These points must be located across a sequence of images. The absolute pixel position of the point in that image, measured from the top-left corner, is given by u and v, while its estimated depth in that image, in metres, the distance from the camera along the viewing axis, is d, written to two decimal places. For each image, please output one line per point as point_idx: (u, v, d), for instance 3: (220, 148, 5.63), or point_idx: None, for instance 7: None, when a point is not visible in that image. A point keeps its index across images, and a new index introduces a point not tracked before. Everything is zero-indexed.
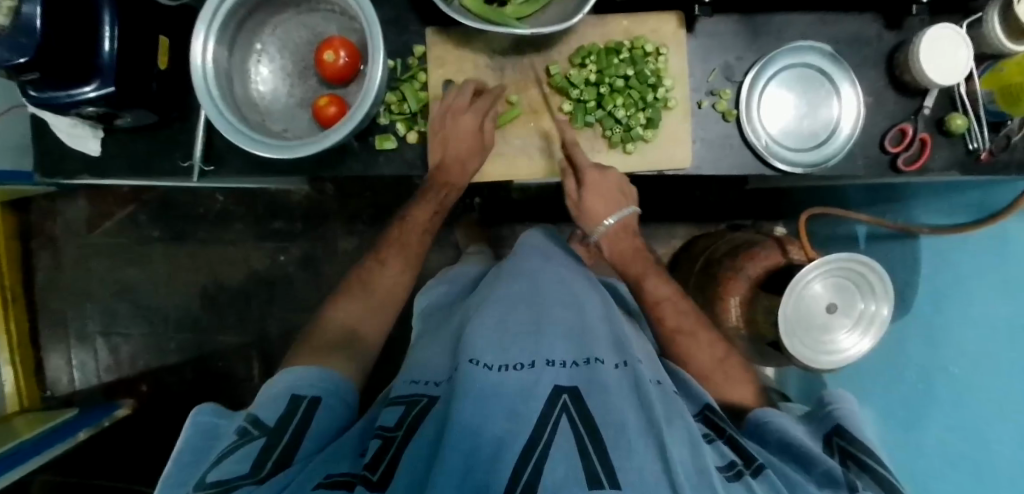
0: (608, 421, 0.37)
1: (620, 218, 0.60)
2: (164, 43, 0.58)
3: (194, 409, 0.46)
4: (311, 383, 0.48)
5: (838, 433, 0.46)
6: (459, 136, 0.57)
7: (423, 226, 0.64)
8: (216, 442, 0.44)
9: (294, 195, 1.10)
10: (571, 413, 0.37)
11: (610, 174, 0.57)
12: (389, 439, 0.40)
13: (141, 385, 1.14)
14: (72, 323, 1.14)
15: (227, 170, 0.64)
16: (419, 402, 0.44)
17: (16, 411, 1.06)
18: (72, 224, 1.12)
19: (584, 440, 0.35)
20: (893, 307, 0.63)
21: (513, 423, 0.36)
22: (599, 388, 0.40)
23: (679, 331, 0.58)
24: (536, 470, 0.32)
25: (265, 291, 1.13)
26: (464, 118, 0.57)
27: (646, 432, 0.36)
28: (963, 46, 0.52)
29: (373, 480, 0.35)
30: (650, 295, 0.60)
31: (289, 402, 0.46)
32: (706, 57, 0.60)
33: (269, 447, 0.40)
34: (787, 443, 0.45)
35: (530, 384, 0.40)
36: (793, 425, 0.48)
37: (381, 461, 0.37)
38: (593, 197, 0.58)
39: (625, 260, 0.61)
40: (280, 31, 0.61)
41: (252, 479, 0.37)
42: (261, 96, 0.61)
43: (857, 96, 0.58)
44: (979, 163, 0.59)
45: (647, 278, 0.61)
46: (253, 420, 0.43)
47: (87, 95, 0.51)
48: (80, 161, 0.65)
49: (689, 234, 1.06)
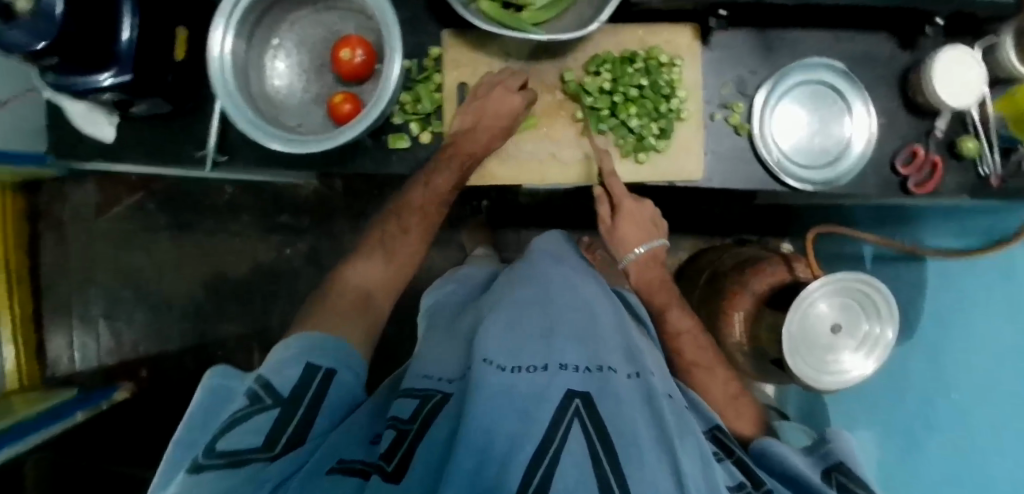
0: (622, 432, 0.36)
1: (650, 248, 0.63)
2: (181, 35, 0.58)
3: (206, 371, 0.46)
4: (323, 357, 0.48)
5: (838, 468, 0.46)
6: (497, 104, 0.56)
7: (432, 226, 0.64)
8: (226, 404, 0.43)
9: (303, 189, 1.10)
10: (583, 419, 0.36)
11: (646, 205, 0.62)
12: (404, 430, 0.39)
13: (142, 372, 1.14)
14: (75, 305, 1.15)
15: (240, 162, 0.64)
16: (433, 397, 0.43)
17: (15, 391, 1.06)
18: (81, 208, 1.13)
19: (596, 448, 0.34)
20: (898, 329, 0.65)
21: (526, 423, 0.35)
22: (612, 396, 0.39)
23: (696, 365, 0.59)
24: (549, 472, 0.31)
25: (269, 284, 1.13)
26: (498, 91, 0.56)
27: (659, 443, 0.36)
28: (975, 66, 0.52)
29: (388, 470, 0.34)
30: (673, 327, 0.61)
31: (302, 372, 0.45)
32: (720, 71, 0.60)
33: (283, 421, 0.40)
34: (790, 474, 0.45)
35: (542, 387, 0.39)
36: (795, 455, 0.48)
37: (396, 453, 0.36)
38: (629, 223, 0.61)
39: (651, 286, 0.63)
40: (298, 27, 0.62)
41: (265, 454, 0.36)
42: (277, 91, 0.61)
43: (870, 116, 0.58)
44: (989, 188, 0.59)
45: (671, 308, 0.62)
46: (264, 385, 0.43)
47: (101, 82, 0.51)
48: (94, 146, 0.66)
49: (695, 246, 1.06)
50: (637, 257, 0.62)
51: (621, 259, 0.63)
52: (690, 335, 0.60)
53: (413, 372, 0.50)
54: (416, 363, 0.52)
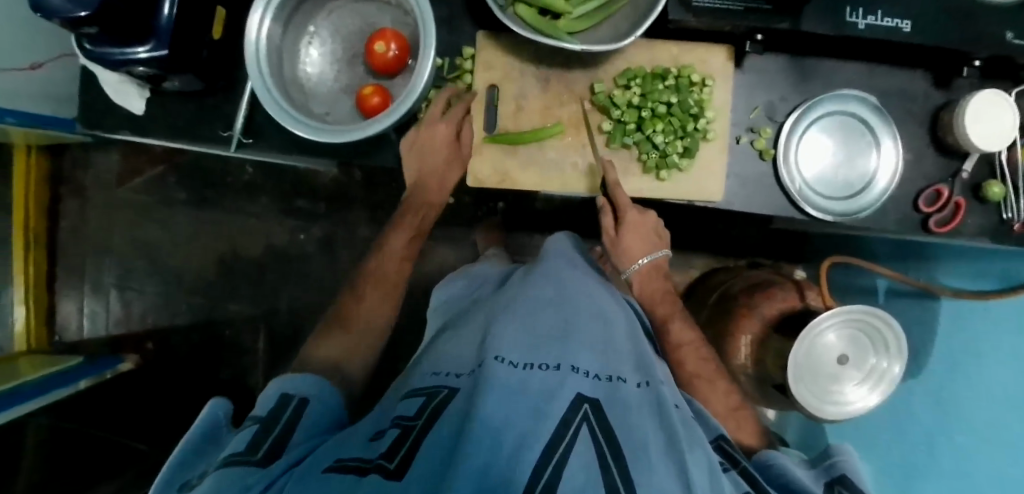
0: (629, 437, 0.36)
1: (653, 258, 0.62)
2: (219, 14, 0.59)
3: (209, 402, 0.46)
4: (300, 384, 0.48)
5: (842, 482, 0.45)
6: (435, 145, 0.58)
7: None
8: (211, 444, 0.42)
9: (322, 176, 1.11)
10: (591, 424, 0.36)
11: (650, 215, 0.61)
12: (409, 427, 0.39)
13: (148, 342, 1.15)
14: (89, 272, 1.16)
15: (263, 145, 0.65)
16: (439, 394, 0.43)
17: (24, 352, 1.08)
18: (103, 176, 1.15)
19: (604, 452, 0.34)
20: (904, 366, 0.65)
21: (535, 422, 0.35)
22: (621, 405, 0.39)
23: (698, 376, 0.58)
24: (557, 472, 0.31)
25: (279, 267, 1.14)
26: (440, 128, 0.58)
27: (667, 454, 0.37)
28: (1007, 111, 0.52)
29: (390, 468, 0.33)
30: (673, 338, 0.60)
31: (279, 400, 0.46)
32: (750, 94, 0.60)
33: (265, 431, 0.41)
34: (795, 487, 0.44)
35: (552, 386, 0.39)
36: (800, 470, 0.48)
37: (398, 451, 0.35)
38: (630, 234, 0.60)
39: (654, 298, 0.62)
40: (335, 16, 0.63)
41: (249, 459, 0.37)
42: (308, 78, 0.62)
43: (897, 151, 0.57)
44: (1011, 233, 0.58)
45: (672, 320, 0.60)
46: (248, 418, 0.43)
47: (139, 55, 0.52)
48: (123, 117, 0.66)
49: (707, 265, 1.06)
50: (640, 268, 0.62)
51: (625, 270, 0.63)
52: (691, 347, 0.59)
53: (422, 371, 0.51)
54: (432, 360, 0.53)
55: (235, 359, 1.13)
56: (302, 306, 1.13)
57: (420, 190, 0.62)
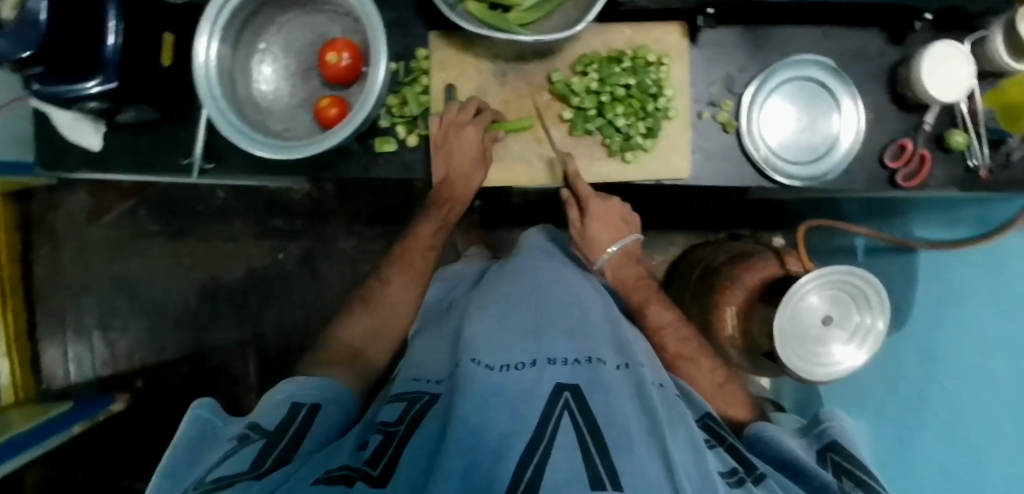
0: (611, 424, 0.37)
1: (622, 245, 0.63)
2: (168, 40, 0.58)
3: (193, 402, 0.47)
4: (310, 390, 0.50)
5: (832, 448, 0.47)
6: (464, 148, 0.58)
7: (435, 229, 0.67)
8: (215, 447, 0.43)
9: (296, 193, 1.10)
10: (572, 413, 0.38)
11: (613, 203, 0.63)
12: (391, 433, 0.41)
13: (137, 380, 1.14)
14: (70, 316, 1.15)
15: (227, 168, 0.64)
16: (421, 398, 0.46)
17: (12, 404, 1.06)
18: (73, 217, 1.13)
19: (587, 442, 0.35)
20: (888, 320, 0.63)
21: (515, 423, 0.37)
22: (601, 387, 0.41)
23: (679, 356, 0.58)
24: (539, 471, 0.32)
25: (263, 289, 1.13)
26: (468, 130, 0.57)
27: (648, 436, 0.37)
28: (964, 62, 0.52)
29: (373, 475, 0.35)
30: (652, 322, 0.61)
31: (289, 409, 0.47)
32: (708, 69, 0.60)
33: (269, 447, 0.42)
34: (786, 458, 0.45)
35: (530, 384, 0.41)
36: (789, 439, 0.48)
37: (382, 455, 0.38)
38: (599, 225, 0.62)
39: (630, 284, 0.63)
40: (285, 30, 0.62)
41: (252, 473, 0.38)
42: (264, 96, 0.61)
43: (858, 110, 0.58)
44: (978, 181, 0.59)
45: (649, 304, 0.61)
46: (253, 426, 0.44)
47: (89, 90, 0.51)
48: (81, 156, 0.65)
49: (688, 242, 1.06)
50: (611, 256, 0.63)
51: (595, 261, 0.64)
52: (671, 329, 0.60)
53: (404, 375, 0.53)
54: (405, 369, 0.55)
55: (228, 386, 1.12)
56: (290, 326, 1.12)
57: (449, 189, 0.61)
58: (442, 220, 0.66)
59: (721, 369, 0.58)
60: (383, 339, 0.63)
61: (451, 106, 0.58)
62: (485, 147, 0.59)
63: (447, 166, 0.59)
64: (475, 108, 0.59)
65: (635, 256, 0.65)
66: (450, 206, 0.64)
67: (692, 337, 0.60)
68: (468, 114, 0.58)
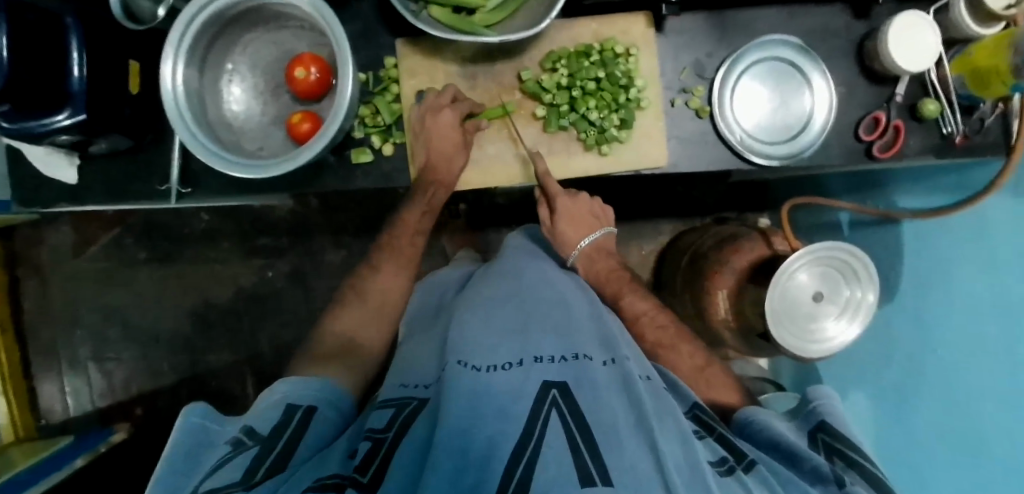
0: (599, 421, 0.37)
1: (592, 239, 0.68)
2: (134, 68, 0.57)
3: (185, 408, 0.46)
4: (305, 393, 0.51)
5: (823, 428, 0.48)
6: (443, 132, 0.58)
7: (415, 230, 0.68)
8: (208, 453, 0.43)
9: (280, 210, 1.10)
10: (560, 408, 0.38)
11: (581, 199, 0.68)
12: (380, 440, 0.42)
13: (136, 409, 1.14)
14: (64, 349, 1.14)
15: (204, 192, 0.63)
16: (408, 405, 0.47)
17: (12, 442, 1.06)
18: (59, 251, 1.13)
19: (576, 437, 0.35)
20: (879, 293, 0.63)
21: (504, 423, 0.37)
22: (588, 383, 0.42)
23: (659, 346, 0.61)
24: (529, 468, 0.32)
25: (255, 308, 1.13)
26: (444, 114, 0.58)
27: (637, 430, 0.38)
28: (930, 31, 0.53)
29: (363, 482, 0.37)
30: (629, 311, 0.64)
31: (285, 411, 0.48)
32: (677, 56, 0.60)
33: (264, 454, 0.41)
34: (776, 440, 0.45)
35: (518, 382, 0.41)
36: (780, 422, 0.48)
37: (371, 463, 0.39)
38: (565, 222, 0.67)
39: (602, 276, 0.67)
40: (251, 49, 0.61)
41: (243, 483, 0.36)
42: (235, 116, 0.61)
43: (829, 86, 0.58)
44: (954, 147, 0.59)
45: (623, 296, 0.65)
46: (248, 430, 0.44)
47: (60, 123, 0.50)
48: (56, 189, 0.64)
49: (675, 229, 1.06)
50: (582, 249, 0.68)
51: (568, 257, 0.68)
52: (648, 317, 0.63)
53: (391, 382, 0.54)
54: (394, 374, 0.57)
55: (227, 408, 1.11)
56: (285, 343, 1.12)
57: (432, 174, 0.59)
58: (427, 206, 0.63)
59: (701, 353, 0.60)
60: (365, 345, 0.63)
61: (429, 93, 0.59)
62: (464, 129, 0.59)
63: (427, 151, 0.58)
64: (452, 96, 0.59)
65: (607, 249, 0.69)
66: (425, 202, 0.62)
67: (667, 324, 0.63)
68: (444, 100, 0.58)
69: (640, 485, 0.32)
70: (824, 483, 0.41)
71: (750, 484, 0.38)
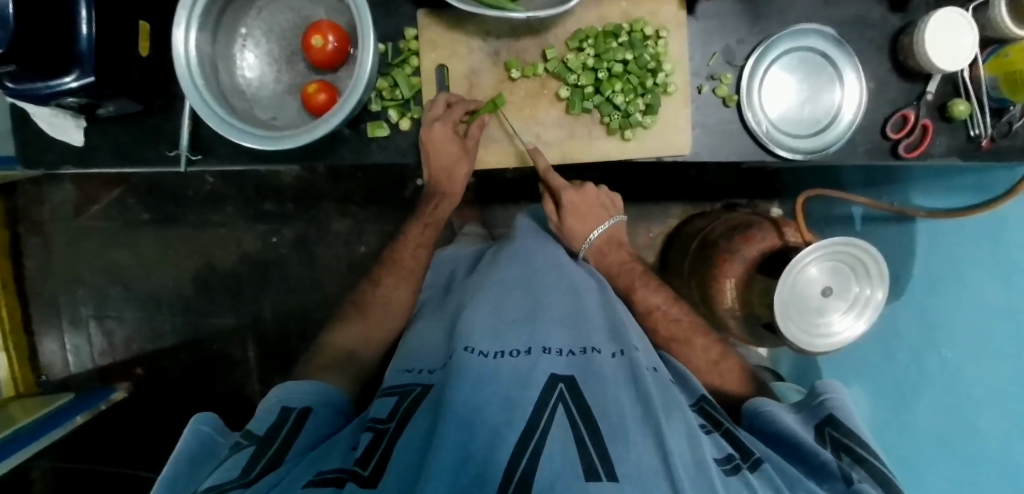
0: (606, 414, 0.39)
1: (604, 228, 0.67)
2: (145, 28, 0.55)
3: (193, 417, 0.47)
4: (300, 396, 0.51)
5: (830, 423, 0.48)
6: (440, 145, 0.58)
7: (417, 242, 0.70)
8: (212, 460, 0.45)
9: (286, 175, 1.07)
10: (566, 404, 0.39)
11: (587, 191, 0.67)
12: (381, 431, 0.42)
13: (138, 368, 1.15)
14: (66, 307, 1.15)
15: (216, 159, 0.62)
16: (412, 392, 0.47)
17: (13, 397, 1.07)
18: (60, 208, 1.12)
19: (581, 433, 0.37)
20: (888, 290, 0.62)
21: (509, 413, 0.38)
22: (596, 378, 0.43)
23: (673, 340, 0.62)
24: (533, 463, 0.34)
25: (258, 273, 1.12)
26: (436, 128, 0.56)
27: (644, 425, 0.38)
28: (969, 30, 0.51)
29: (364, 476, 0.36)
30: (643, 307, 0.65)
31: (279, 414, 0.49)
32: (706, 41, 0.59)
33: (260, 452, 0.43)
34: (784, 433, 0.47)
35: (524, 370, 0.43)
36: (788, 415, 0.50)
37: (371, 458, 0.38)
38: (571, 216, 0.67)
39: (614, 268, 0.68)
40: (266, 13, 0.59)
41: (240, 482, 0.38)
42: (248, 83, 0.59)
43: (860, 83, 0.56)
44: (980, 150, 0.58)
45: (634, 289, 0.66)
46: (246, 433, 0.46)
47: (68, 85, 0.49)
48: (62, 151, 0.63)
49: (683, 212, 1.06)
50: (592, 242, 0.67)
51: (578, 250, 0.68)
52: (660, 312, 0.64)
53: (394, 367, 0.54)
54: (400, 355, 0.56)
55: (228, 372, 1.12)
56: (288, 311, 1.12)
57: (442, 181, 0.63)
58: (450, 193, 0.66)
59: (715, 347, 0.62)
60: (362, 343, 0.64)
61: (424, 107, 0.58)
62: (467, 139, 0.59)
63: (430, 163, 0.60)
64: (445, 103, 0.57)
65: (618, 240, 0.69)
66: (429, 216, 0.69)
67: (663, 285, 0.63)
68: (439, 110, 0.57)
69: (642, 482, 0.33)
70: (831, 478, 0.41)
71: (756, 484, 0.37)
